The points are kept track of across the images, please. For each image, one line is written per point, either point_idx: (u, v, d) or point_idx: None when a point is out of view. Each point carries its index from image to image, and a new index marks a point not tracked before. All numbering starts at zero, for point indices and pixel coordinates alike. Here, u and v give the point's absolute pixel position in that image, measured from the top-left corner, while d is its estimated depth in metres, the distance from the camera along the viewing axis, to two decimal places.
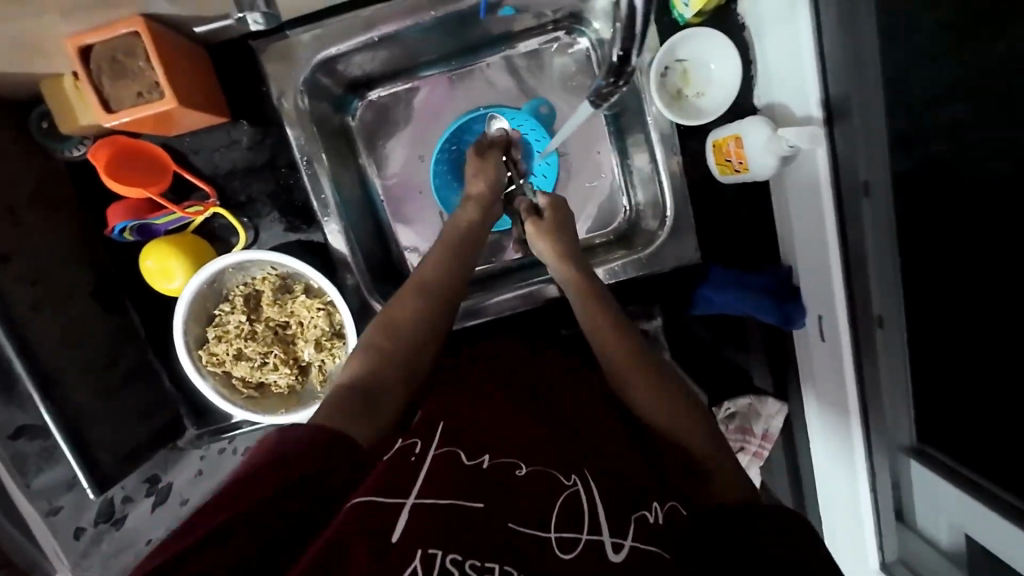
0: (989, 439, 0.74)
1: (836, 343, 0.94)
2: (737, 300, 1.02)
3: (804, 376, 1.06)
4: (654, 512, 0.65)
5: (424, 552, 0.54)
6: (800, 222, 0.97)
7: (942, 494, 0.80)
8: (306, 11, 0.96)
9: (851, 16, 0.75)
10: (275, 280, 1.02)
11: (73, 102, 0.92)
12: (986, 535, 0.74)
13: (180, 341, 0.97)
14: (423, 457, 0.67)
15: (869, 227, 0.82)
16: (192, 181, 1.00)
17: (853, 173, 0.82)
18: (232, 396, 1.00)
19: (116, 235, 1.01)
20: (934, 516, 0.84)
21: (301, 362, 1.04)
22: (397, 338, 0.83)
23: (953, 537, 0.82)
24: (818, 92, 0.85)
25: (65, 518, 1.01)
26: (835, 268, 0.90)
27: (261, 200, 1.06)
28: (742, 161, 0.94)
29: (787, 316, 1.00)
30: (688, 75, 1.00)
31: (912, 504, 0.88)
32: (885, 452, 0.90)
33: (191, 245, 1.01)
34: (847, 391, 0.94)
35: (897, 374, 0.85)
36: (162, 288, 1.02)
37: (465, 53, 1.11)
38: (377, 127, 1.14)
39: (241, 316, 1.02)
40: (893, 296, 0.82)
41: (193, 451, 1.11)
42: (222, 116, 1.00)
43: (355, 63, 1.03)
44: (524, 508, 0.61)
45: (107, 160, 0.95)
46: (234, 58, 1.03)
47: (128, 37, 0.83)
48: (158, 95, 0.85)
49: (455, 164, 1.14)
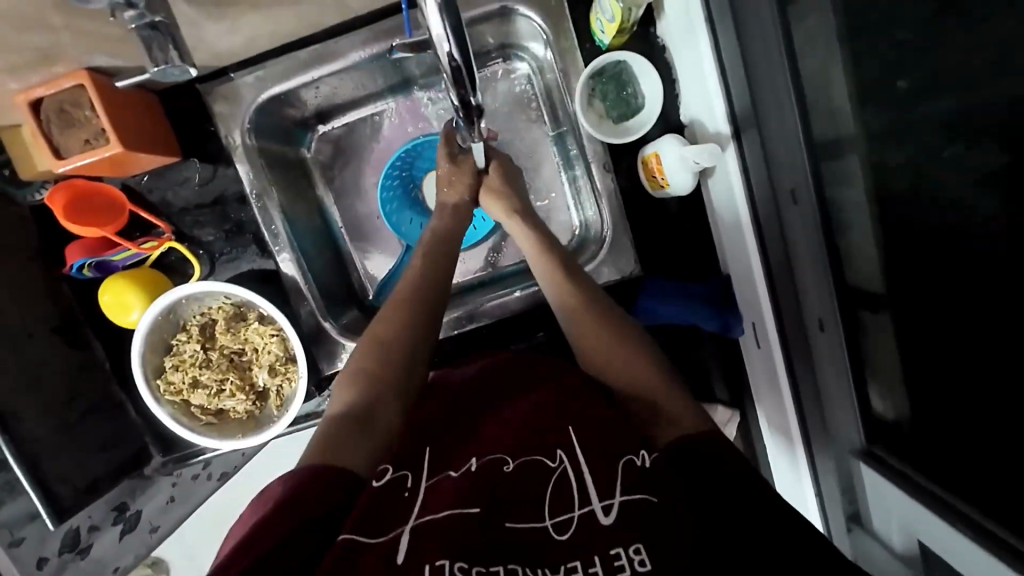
0: (955, 442, 0.70)
1: (771, 348, 0.94)
2: (680, 311, 1.01)
3: (755, 383, 1.05)
4: (642, 455, 0.64)
5: (432, 565, 0.55)
6: (729, 229, 0.97)
7: (892, 499, 0.77)
8: (244, 53, 0.96)
9: (744, 34, 0.78)
10: (229, 309, 1.00)
11: (32, 149, 0.87)
12: (935, 539, 0.70)
13: (136, 372, 0.94)
14: (416, 491, 0.64)
15: (798, 230, 0.81)
16: (147, 217, 0.98)
17: (778, 180, 0.82)
18: (190, 424, 0.97)
19: (75, 273, 0.97)
20: (885, 518, 0.80)
21: (257, 387, 1.01)
22: (388, 364, 0.79)
23: (905, 540, 0.77)
24: (724, 108, 0.87)
25: (30, 549, 0.91)
26: (760, 274, 0.91)
27: (216, 234, 1.05)
28: (663, 176, 0.96)
29: (726, 324, 1.00)
30: (612, 98, 1.01)
31: (868, 508, 0.84)
32: (833, 454, 0.87)
33: (149, 279, 0.98)
34: (789, 396, 0.93)
35: (841, 381, 0.82)
36: (122, 322, 0.99)
37: (414, 82, 1.12)
38: (333, 159, 1.15)
39: (195, 344, 0.99)
40: (825, 301, 0.80)
41: (162, 478, 1.06)
42: (175, 155, 0.99)
43: (301, 99, 1.04)
44: (524, 498, 0.63)
45: (64, 204, 0.93)
46: (184, 101, 1.02)
47: (74, 89, 0.82)
48: (104, 140, 0.84)
49: (406, 190, 1.15)
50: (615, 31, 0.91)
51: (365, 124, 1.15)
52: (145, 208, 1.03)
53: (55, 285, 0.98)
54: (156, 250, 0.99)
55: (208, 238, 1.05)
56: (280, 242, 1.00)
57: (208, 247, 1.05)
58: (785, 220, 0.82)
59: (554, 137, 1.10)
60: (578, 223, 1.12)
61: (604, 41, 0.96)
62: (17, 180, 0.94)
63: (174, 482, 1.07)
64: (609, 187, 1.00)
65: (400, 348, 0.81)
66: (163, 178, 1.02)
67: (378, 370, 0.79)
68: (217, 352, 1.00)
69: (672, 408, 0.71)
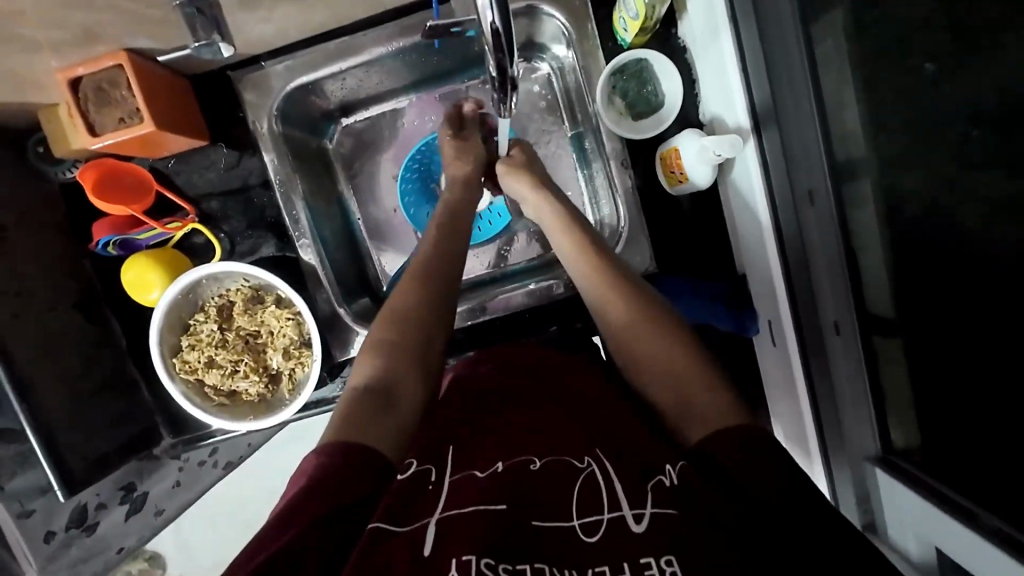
0: (986, 450, 0.69)
1: (786, 348, 0.93)
2: (694, 309, 1.01)
3: (770, 384, 1.05)
4: (670, 472, 0.61)
5: (459, 560, 0.53)
6: (746, 230, 0.97)
7: (904, 503, 0.76)
8: (277, 44, 1.00)
9: (767, 28, 0.80)
10: (248, 291, 1.01)
11: (66, 128, 0.90)
12: (949, 542, 0.69)
13: (154, 349, 0.94)
14: (440, 485, 0.64)
15: (814, 232, 0.81)
16: (173, 198, 1.00)
17: (797, 181, 0.82)
18: (203, 404, 0.97)
19: (99, 250, 1.00)
20: (902, 527, 0.78)
21: (270, 370, 1.02)
22: (408, 345, 0.76)
23: (921, 548, 0.75)
24: (744, 101, 0.87)
25: (37, 522, 0.93)
26: (777, 275, 0.90)
27: (238, 217, 1.07)
28: (682, 170, 0.97)
29: (741, 323, 1.00)
30: (631, 96, 1.02)
31: (883, 517, 0.82)
32: (847, 462, 0.86)
33: (171, 259, 1.00)
34: (803, 404, 0.92)
35: (857, 382, 0.81)
36: (142, 301, 1.00)
37: (436, 79, 1.15)
38: (356, 152, 1.18)
39: (213, 324, 0.99)
40: (844, 303, 0.79)
41: (171, 461, 1.07)
42: (202, 139, 1.02)
43: (329, 90, 1.06)
44: (546, 497, 0.61)
45: (94, 181, 0.95)
46: (216, 88, 1.05)
47: (113, 70, 0.85)
48: (138, 118, 0.86)
49: (424, 184, 1.16)
50: (637, 30, 0.93)
51: (388, 120, 1.17)
52: (170, 190, 1.05)
53: (79, 263, 1.01)
54: (179, 230, 1.00)
55: (229, 223, 1.07)
56: (297, 228, 1.02)
57: (229, 230, 1.07)
58: (801, 220, 0.82)
59: (572, 137, 1.12)
60: (593, 221, 1.12)
61: (626, 39, 0.98)
62: (51, 158, 0.97)
63: (181, 467, 1.09)
64: (627, 185, 1.00)
65: (421, 326, 0.79)
66: (189, 162, 1.05)
67: (396, 341, 0.77)
68: (232, 333, 1.01)
69: (696, 404, 0.68)
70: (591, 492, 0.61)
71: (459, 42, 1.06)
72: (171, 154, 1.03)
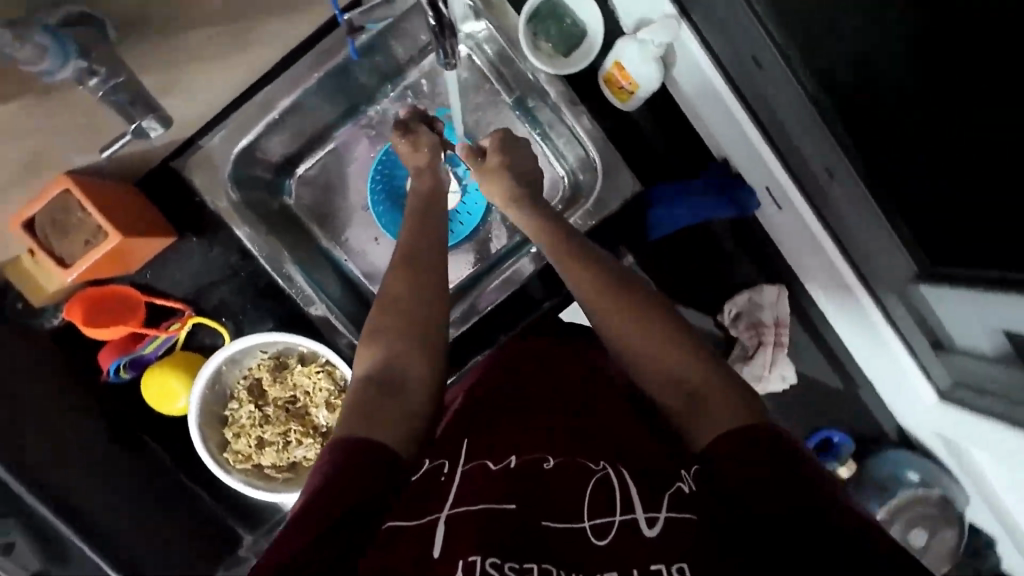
0: (984, 232, 0.73)
1: (792, 207, 0.97)
2: (693, 206, 1.01)
3: (789, 254, 1.11)
4: (687, 479, 0.59)
5: (464, 561, 0.50)
6: (712, 118, 0.99)
7: (958, 306, 0.83)
8: (202, 119, 0.97)
9: None
10: (270, 362, 1.01)
11: (37, 275, 0.90)
12: (1014, 320, 0.76)
13: (202, 449, 0.95)
14: (453, 473, 0.61)
15: (773, 94, 0.87)
16: (163, 302, 1.01)
17: (738, 52, 0.89)
18: (269, 483, 0.98)
19: (113, 376, 1.01)
20: (968, 328, 0.86)
21: (321, 428, 1.01)
22: (412, 326, 0.75)
23: (993, 339, 0.83)
24: None
25: None
26: (759, 144, 0.93)
27: (230, 298, 1.04)
28: (629, 81, 0.98)
29: (741, 204, 1.03)
30: (556, 37, 1.02)
31: (942, 325, 0.90)
32: (891, 288, 0.92)
33: (185, 360, 1.00)
34: (825, 250, 0.97)
35: (860, 210, 0.87)
36: (172, 410, 1.01)
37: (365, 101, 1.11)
38: (319, 200, 1.13)
39: (249, 406, 1.00)
40: (822, 145, 0.86)
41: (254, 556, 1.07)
42: (171, 235, 0.98)
43: (272, 147, 1.04)
44: (561, 496, 0.57)
45: (83, 314, 0.96)
46: (164, 184, 1.02)
47: (60, 196, 0.85)
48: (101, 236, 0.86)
49: (392, 196, 1.12)
50: None
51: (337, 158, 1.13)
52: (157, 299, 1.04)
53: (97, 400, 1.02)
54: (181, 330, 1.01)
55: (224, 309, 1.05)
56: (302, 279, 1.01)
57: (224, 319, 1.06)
58: (760, 84, 0.88)
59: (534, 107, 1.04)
60: (564, 173, 1.07)
61: None
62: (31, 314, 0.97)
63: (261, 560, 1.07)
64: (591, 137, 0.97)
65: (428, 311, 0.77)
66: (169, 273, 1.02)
67: (401, 325, 0.75)
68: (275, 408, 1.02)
69: (677, 366, 0.68)
70: (604, 493, 0.57)
71: (373, 53, 1.01)
72: (145, 264, 1.01)
